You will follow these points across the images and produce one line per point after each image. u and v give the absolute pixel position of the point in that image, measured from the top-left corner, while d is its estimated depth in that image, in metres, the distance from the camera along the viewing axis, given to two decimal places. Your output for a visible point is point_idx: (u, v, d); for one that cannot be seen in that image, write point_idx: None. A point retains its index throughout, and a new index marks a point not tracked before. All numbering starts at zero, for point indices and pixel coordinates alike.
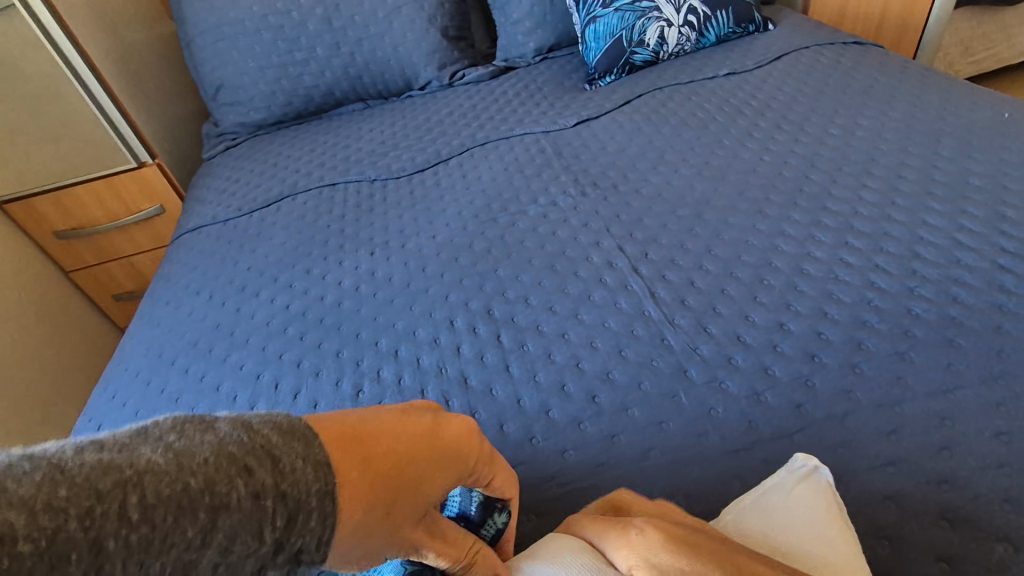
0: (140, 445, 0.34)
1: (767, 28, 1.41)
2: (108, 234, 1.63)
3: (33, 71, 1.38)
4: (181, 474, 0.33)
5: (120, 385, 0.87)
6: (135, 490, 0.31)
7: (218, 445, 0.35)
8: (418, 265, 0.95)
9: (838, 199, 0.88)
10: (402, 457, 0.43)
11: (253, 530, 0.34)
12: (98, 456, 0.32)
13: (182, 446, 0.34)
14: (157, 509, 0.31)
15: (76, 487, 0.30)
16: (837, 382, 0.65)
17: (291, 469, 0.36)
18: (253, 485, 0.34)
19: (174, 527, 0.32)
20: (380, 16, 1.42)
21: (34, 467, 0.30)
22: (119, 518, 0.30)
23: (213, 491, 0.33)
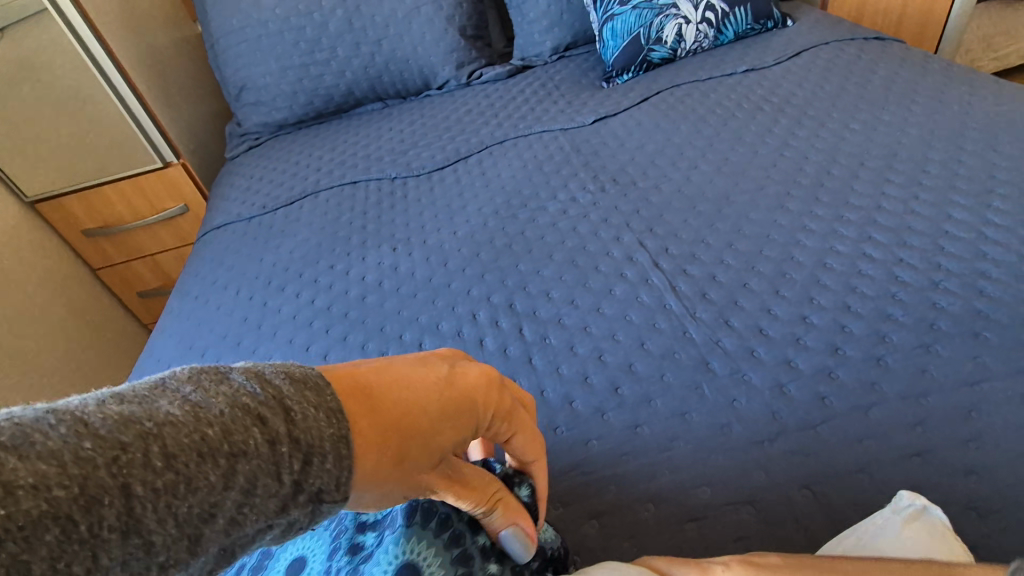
0: (156, 396, 0.33)
1: (786, 24, 1.41)
2: (134, 232, 1.67)
3: (64, 73, 1.42)
4: (198, 426, 0.32)
5: (153, 376, 0.90)
6: (154, 441, 0.30)
7: (232, 399, 0.34)
8: (440, 261, 0.97)
9: (860, 194, 0.88)
10: (412, 402, 0.42)
11: (271, 476, 0.33)
12: (116, 406, 0.31)
13: (197, 397, 0.34)
14: (179, 459, 0.31)
15: (97, 442, 0.29)
16: (861, 374, 0.65)
17: (303, 418, 0.36)
18: (267, 434, 0.34)
19: (196, 475, 0.31)
20: (399, 16, 1.44)
21: (53, 424, 0.29)
22: (138, 471, 0.29)
23: (230, 441, 0.32)
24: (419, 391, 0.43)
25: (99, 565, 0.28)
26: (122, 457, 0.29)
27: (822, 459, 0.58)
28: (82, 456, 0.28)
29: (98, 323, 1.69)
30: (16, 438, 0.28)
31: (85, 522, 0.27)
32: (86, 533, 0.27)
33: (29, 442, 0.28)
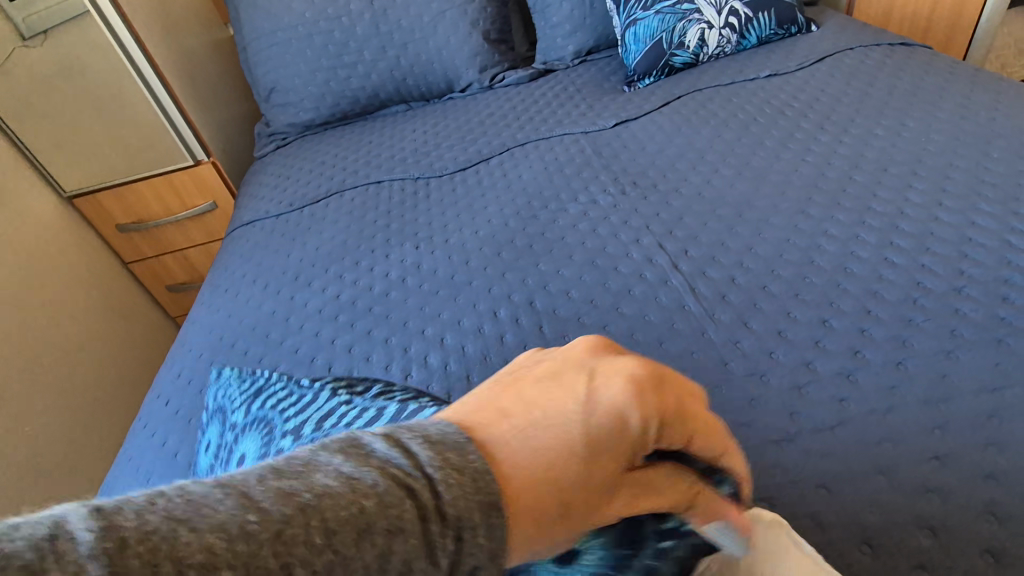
0: (314, 466, 0.32)
1: (810, 29, 1.40)
2: (164, 228, 1.72)
3: (104, 74, 1.48)
4: (354, 499, 0.31)
5: (185, 365, 0.93)
6: (313, 517, 0.29)
7: (383, 468, 0.33)
8: (462, 259, 0.99)
9: (883, 200, 0.88)
10: (563, 451, 0.37)
11: (428, 559, 0.31)
12: (275, 479, 0.31)
13: (348, 468, 0.32)
14: (337, 537, 0.29)
15: (259, 518, 0.29)
16: (880, 378, 0.65)
17: (450, 488, 0.33)
18: (420, 510, 0.32)
19: (352, 556, 0.29)
20: (425, 20, 1.47)
21: (218, 498, 0.29)
22: (296, 551, 0.28)
23: (384, 518, 0.31)
24: (552, 429, 0.38)
25: None
26: (268, 537, 0.28)
27: (840, 460, 0.59)
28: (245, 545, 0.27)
29: (128, 315, 1.75)
30: (182, 515, 0.28)
31: None
32: None
33: (196, 516, 0.28)
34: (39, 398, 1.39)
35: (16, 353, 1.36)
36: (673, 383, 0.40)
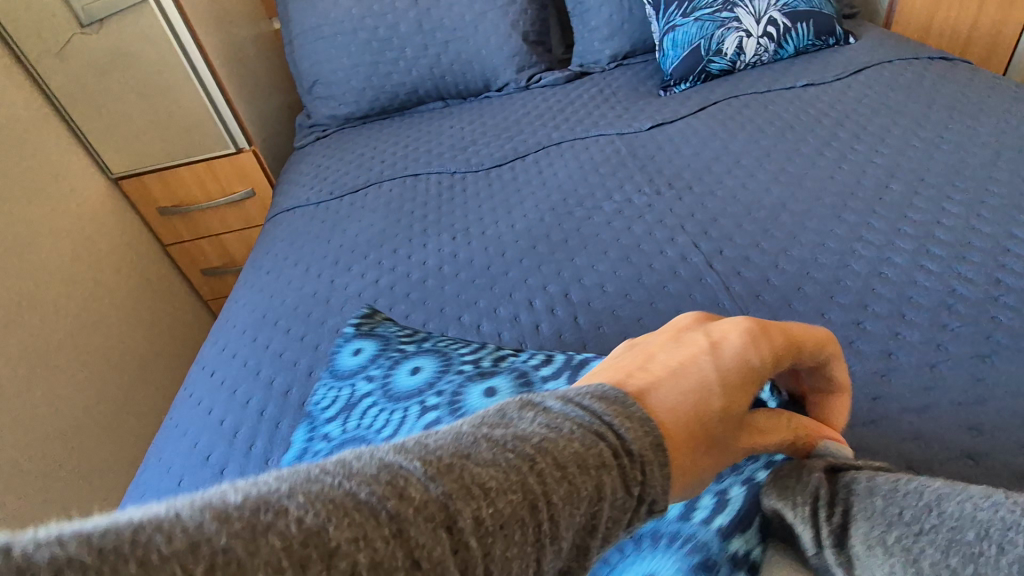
0: (500, 424, 0.34)
1: (848, 41, 1.41)
2: (203, 212, 1.77)
3: (159, 63, 1.54)
4: (559, 439, 0.33)
5: (227, 340, 0.96)
6: (533, 466, 0.32)
7: (561, 416, 0.35)
8: (498, 251, 1.01)
9: (920, 209, 0.88)
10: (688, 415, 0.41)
11: (628, 488, 0.34)
12: (475, 439, 0.33)
13: (534, 424, 0.34)
14: (555, 477, 0.32)
15: (491, 473, 0.30)
16: (914, 379, 0.66)
17: (626, 426, 0.36)
18: (609, 447, 0.35)
19: (572, 488, 0.32)
20: (467, 20, 1.50)
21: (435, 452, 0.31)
22: (534, 493, 0.31)
23: (587, 461, 0.33)
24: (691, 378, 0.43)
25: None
26: (450, 520, 0.28)
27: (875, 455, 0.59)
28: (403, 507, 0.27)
29: (164, 296, 1.81)
30: (404, 482, 0.29)
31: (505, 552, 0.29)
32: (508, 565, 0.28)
33: (427, 471, 0.30)
34: (80, 369, 1.44)
35: (61, 324, 1.42)
36: (775, 322, 0.47)
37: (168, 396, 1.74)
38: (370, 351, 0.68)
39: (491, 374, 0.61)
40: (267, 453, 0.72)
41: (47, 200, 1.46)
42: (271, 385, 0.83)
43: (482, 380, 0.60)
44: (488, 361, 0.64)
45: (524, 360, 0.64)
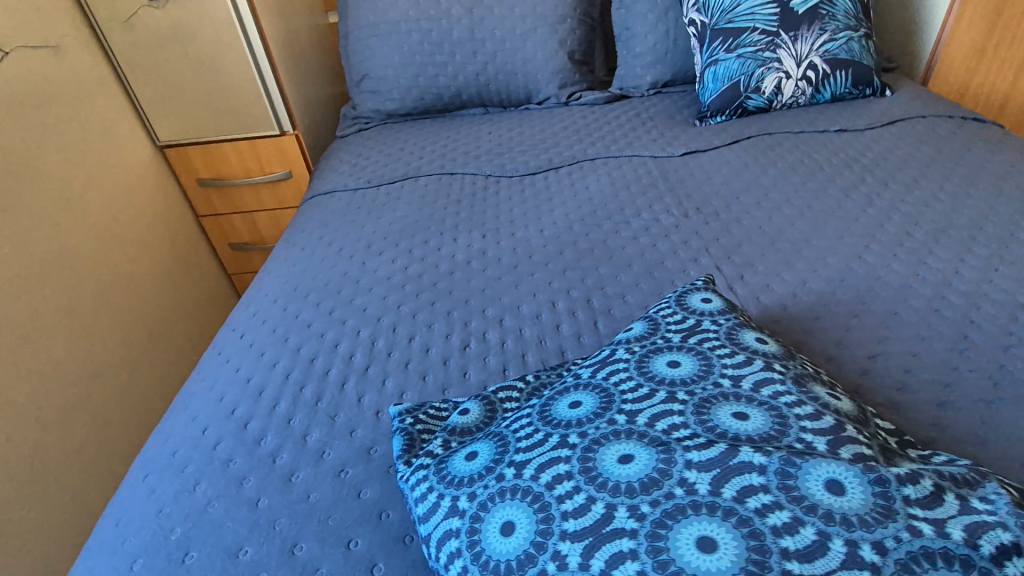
0: None
1: (885, 93, 1.45)
2: (240, 187, 1.83)
3: (220, 44, 1.59)
4: None
5: (259, 306, 0.99)
6: None
7: None
8: (525, 252, 1.05)
9: (940, 257, 0.91)
10: None
11: None
12: None
13: None
14: None
15: None
16: (920, 415, 0.68)
17: None
18: None
19: None
20: (517, 33, 1.56)
21: None
22: None
23: None
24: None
25: None
26: None
27: None
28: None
29: (192, 264, 1.86)
30: None
31: None
32: None
33: None
34: (107, 324, 1.49)
35: (94, 279, 1.46)
36: None
37: (185, 363, 1.77)
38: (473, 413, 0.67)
39: (544, 448, 0.55)
40: (290, 413, 0.75)
41: (96, 160, 1.52)
42: (298, 352, 0.86)
43: (545, 455, 0.54)
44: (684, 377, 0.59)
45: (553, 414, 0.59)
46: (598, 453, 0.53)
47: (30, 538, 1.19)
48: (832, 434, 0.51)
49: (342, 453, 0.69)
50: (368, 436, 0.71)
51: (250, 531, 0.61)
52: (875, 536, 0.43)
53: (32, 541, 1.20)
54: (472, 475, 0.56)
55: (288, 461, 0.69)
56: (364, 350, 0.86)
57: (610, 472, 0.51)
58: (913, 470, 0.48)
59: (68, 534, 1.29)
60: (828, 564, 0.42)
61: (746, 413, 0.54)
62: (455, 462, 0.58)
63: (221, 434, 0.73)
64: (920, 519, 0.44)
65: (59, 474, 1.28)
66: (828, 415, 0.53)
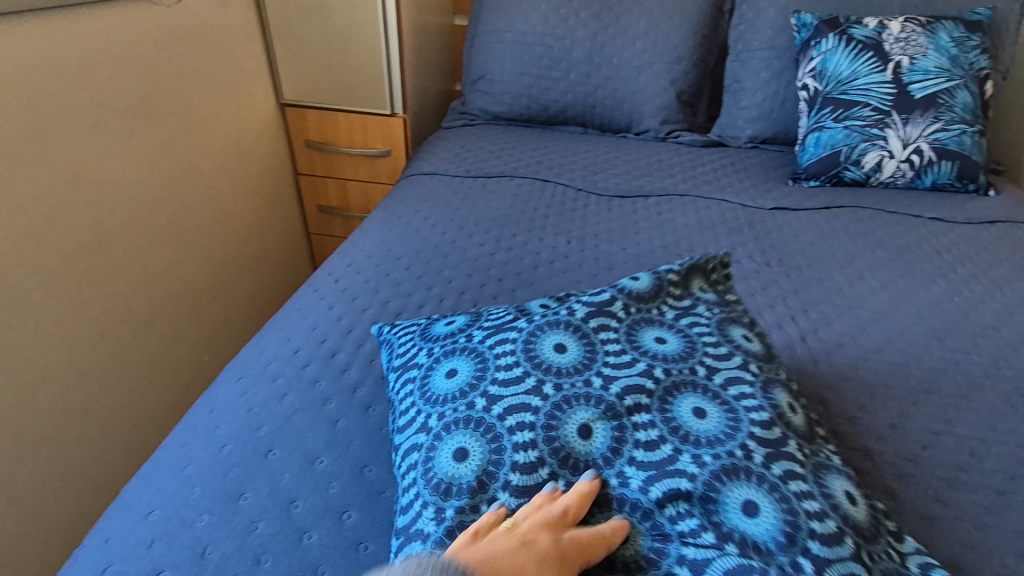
0: None
1: (988, 192, 1.44)
2: (342, 155, 1.96)
3: (361, 24, 1.73)
4: None
5: (355, 259, 1.07)
6: None
7: None
8: (606, 264, 1.10)
9: (1022, 358, 0.92)
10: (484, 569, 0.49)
11: None
12: None
13: None
14: None
15: None
16: (976, 497, 0.70)
17: None
18: None
19: None
20: (633, 65, 1.63)
21: None
22: None
23: None
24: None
25: None
26: None
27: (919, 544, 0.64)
28: None
29: (283, 216, 2.00)
30: None
31: None
32: None
33: None
34: (206, 253, 1.62)
35: (201, 212, 1.59)
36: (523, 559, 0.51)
37: (258, 306, 1.89)
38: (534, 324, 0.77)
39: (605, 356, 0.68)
40: (374, 354, 0.83)
41: (226, 107, 1.66)
42: (385, 305, 0.94)
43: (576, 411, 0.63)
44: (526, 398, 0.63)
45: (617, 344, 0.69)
46: (639, 335, 0.71)
47: (101, 429, 1.30)
48: (772, 447, 0.60)
49: None
50: None
51: (327, 446, 0.69)
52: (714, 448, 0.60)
53: (100, 432, 1.30)
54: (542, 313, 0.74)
55: (367, 395, 0.76)
56: (446, 317, 0.92)
57: (549, 357, 0.67)
58: (784, 472, 0.59)
59: (130, 436, 1.40)
60: (707, 417, 0.63)
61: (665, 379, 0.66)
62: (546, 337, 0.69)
63: (311, 358, 0.81)
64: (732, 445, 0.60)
65: (137, 379, 1.40)
66: (775, 429, 0.62)
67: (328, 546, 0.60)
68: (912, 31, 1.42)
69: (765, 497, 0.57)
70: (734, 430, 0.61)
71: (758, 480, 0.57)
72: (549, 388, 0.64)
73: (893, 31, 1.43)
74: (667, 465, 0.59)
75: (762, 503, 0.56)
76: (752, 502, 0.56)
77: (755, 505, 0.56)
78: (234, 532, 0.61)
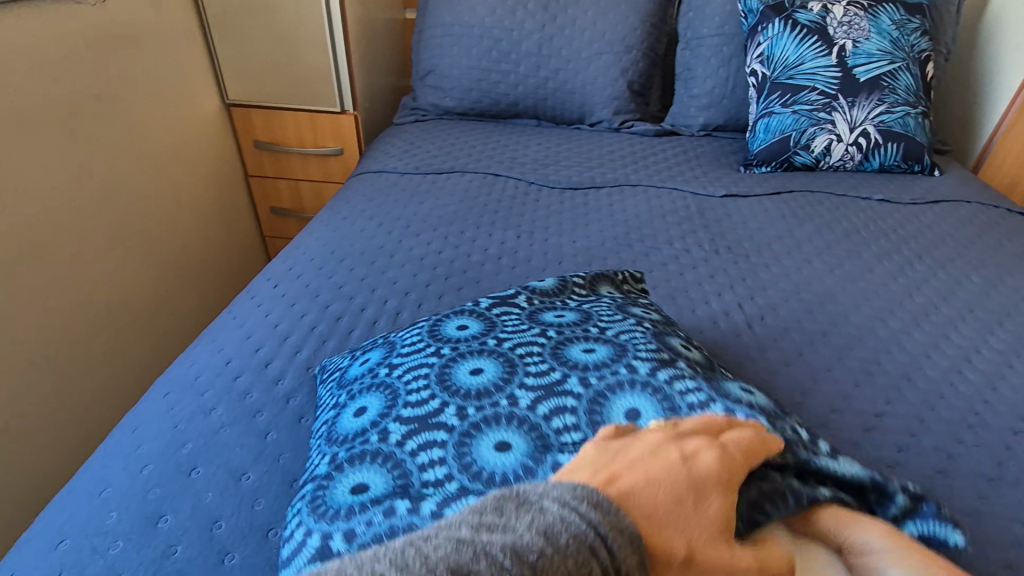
0: None
1: (932, 172, 1.46)
2: (293, 155, 1.91)
3: (305, 19, 1.67)
4: None
5: (294, 262, 1.03)
6: None
7: None
8: (555, 258, 1.08)
9: (961, 335, 0.93)
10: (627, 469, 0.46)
11: None
12: None
13: None
14: None
15: None
16: (917, 476, 0.70)
17: None
18: None
19: None
20: (583, 55, 1.61)
21: None
22: None
23: None
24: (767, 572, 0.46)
25: None
26: None
27: None
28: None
29: (234, 221, 1.93)
30: None
31: None
32: None
33: None
34: (150, 261, 1.55)
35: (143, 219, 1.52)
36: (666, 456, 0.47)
37: (209, 315, 1.83)
38: None
39: (503, 325, 0.68)
40: (311, 361, 0.79)
41: (167, 110, 1.58)
42: (325, 309, 0.90)
43: (468, 361, 0.62)
44: (424, 376, 0.61)
45: (517, 317, 0.70)
46: (536, 312, 0.72)
47: (39, 452, 1.24)
48: (657, 367, 0.61)
49: None
50: None
51: (256, 459, 0.65)
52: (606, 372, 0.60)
53: (39, 455, 1.24)
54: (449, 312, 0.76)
55: (302, 404, 0.72)
56: (388, 318, 0.89)
57: (455, 330, 0.68)
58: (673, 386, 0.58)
59: (69, 459, 1.33)
60: (597, 351, 0.63)
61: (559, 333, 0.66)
62: (451, 319, 0.70)
63: (243, 368, 0.77)
64: (618, 371, 0.60)
65: (78, 397, 1.33)
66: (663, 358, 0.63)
67: (252, 565, 0.56)
68: (854, 15, 1.43)
69: (650, 400, 0.57)
70: (615, 355, 0.62)
71: (638, 386, 0.58)
72: (443, 358, 0.63)
73: (836, 15, 1.44)
74: (554, 386, 0.59)
75: (652, 402, 0.56)
76: (641, 409, 0.56)
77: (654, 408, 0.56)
78: (148, 559, 0.56)
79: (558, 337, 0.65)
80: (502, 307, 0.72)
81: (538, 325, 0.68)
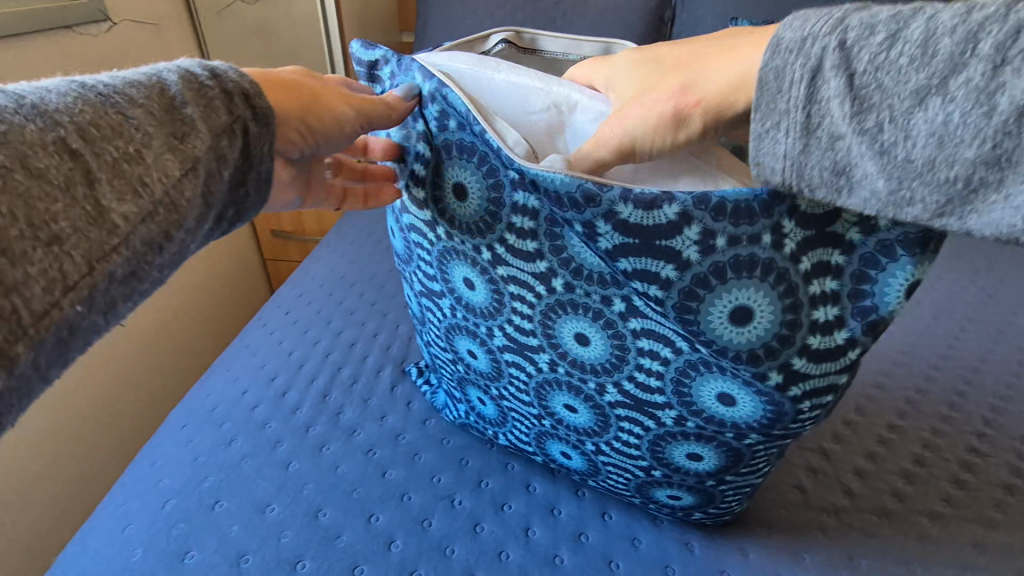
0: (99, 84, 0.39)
1: None
2: (288, 243, 1.61)
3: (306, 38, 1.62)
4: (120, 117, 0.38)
5: (306, 285, 1.00)
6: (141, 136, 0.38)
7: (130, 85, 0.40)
8: None
9: (971, 335, 0.91)
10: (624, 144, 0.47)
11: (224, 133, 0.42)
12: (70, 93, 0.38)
13: (135, 83, 0.40)
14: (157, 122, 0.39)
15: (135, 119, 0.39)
16: (933, 487, 0.69)
17: (163, 107, 0.40)
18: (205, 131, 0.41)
19: (189, 123, 0.41)
20: None
21: (85, 89, 0.38)
22: (130, 151, 0.38)
23: (214, 123, 0.42)
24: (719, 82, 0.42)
25: (186, 132, 0.40)
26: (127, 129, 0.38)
27: (870, 534, 0.64)
28: (209, 107, 0.42)
29: None
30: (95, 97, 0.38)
31: (172, 137, 0.40)
32: (171, 139, 0.39)
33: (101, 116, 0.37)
34: None
35: (172, 341, 1.26)
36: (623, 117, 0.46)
37: None
38: (488, 406, 0.67)
39: (513, 369, 0.60)
40: (327, 388, 0.78)
41: None
42: (339, 334, 0.88)
43: (562, 320, 0.53)
44: (511, 370, 0.60)
45: (473, 352, 0.62)
46: (461, 293, 0.59)
47: None
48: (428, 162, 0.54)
49: (372, 435, 0.72)
50: (398, 424, 0.74)
51: (278, 491, 0.65)
52: (467, 227, 0.54)
53: None
54: (502, 416, 0.67)
55: (320, 434, 0.72)
56: (401, 341, 0.88)
57: (575, 351, 0.54)
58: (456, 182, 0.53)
59: None
60: (463, 269, 0.57)
61: (451, 305, 0.61)
62: (570, 417, 0.60)
63: (260, 398, 0.76)
64: (454, 190, 0.53)
65: None
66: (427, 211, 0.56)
67: None
68: None
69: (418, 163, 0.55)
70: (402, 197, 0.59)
71: (475, 155, 0.51)
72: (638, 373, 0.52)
73: None
74: (547, 281, 0.52)
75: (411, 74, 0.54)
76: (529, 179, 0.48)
77: (449, 105, 0.51)
78: None
79: (465, 303, 0.59)
80: (470, 345, 0.62)
81: (462, 302, 0.59)
